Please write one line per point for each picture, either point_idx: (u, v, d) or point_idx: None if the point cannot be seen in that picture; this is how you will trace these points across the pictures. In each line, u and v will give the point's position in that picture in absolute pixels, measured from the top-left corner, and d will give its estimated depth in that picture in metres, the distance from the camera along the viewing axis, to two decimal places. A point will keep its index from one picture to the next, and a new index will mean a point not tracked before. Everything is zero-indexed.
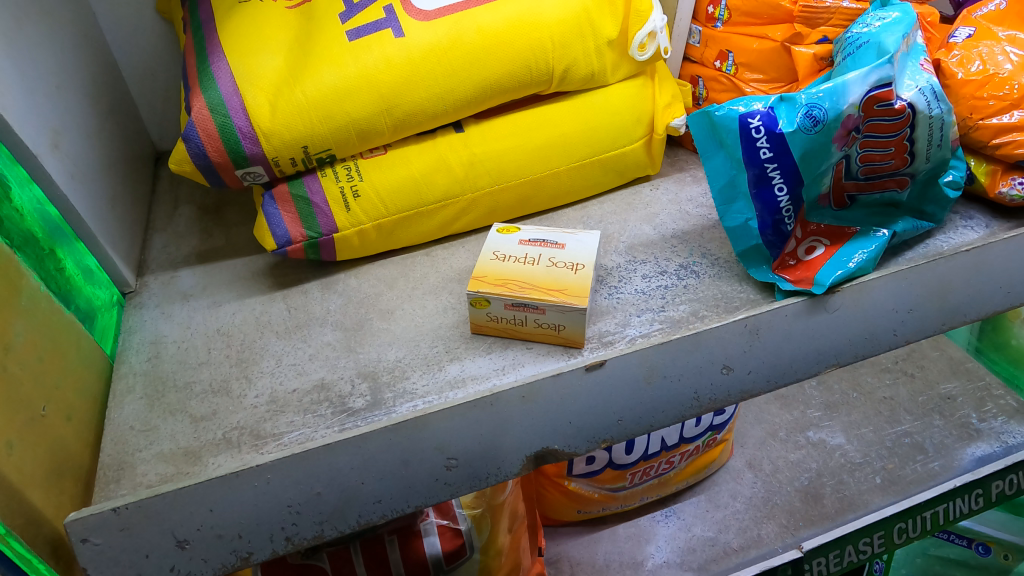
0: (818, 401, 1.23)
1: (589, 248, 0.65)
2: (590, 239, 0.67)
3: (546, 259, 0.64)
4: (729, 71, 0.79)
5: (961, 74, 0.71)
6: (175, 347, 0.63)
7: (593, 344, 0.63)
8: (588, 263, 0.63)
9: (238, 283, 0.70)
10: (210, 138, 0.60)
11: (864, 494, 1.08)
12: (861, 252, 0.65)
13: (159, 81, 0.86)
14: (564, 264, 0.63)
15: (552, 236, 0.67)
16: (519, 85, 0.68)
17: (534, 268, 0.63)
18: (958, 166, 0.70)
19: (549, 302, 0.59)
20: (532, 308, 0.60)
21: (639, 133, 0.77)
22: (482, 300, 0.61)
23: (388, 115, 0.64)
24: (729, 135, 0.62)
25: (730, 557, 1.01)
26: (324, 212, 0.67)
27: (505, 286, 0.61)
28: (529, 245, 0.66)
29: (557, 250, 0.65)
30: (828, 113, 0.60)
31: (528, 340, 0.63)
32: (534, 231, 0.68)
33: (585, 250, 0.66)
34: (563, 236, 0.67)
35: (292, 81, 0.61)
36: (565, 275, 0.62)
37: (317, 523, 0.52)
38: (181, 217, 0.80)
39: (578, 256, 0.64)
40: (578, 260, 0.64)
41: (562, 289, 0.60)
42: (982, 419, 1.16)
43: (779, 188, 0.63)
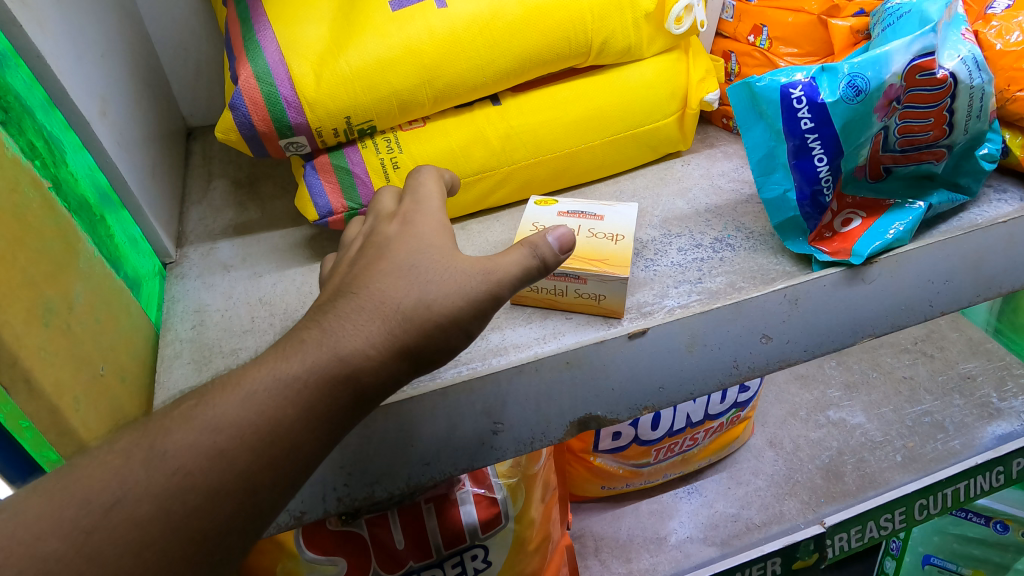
0: (838, 380, 1.24)
1: (627, 219, 0.66)
2: (628, 212, 0.67)
3: (585, 230, 0.65)
4: (763, 46, 0.78)
5: (1001, 45, 0.71)
6: (219, 315, 0.64)
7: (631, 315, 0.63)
8: (628, 234, 0.64)
9: (277, 254, 0.71)
10: (256, 107, 0.60)
11: (885, 472, 1.08)
12: (899, 222, 0.65)
13: (191, 56, 0.86)
14: (604, 235, 0.64)
15: (591, 208, 0.68)
16: (557, 58, 0.68)
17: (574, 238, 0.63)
18: (995, 139, 0.70)
19: (591, 272, 0.59)
20: (573, 279, 0.60)
21: (673, 108, 0.77)
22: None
23: (429, 86, 0.64)
24: (769, 106, 0.63)
25: (753, 532, 1.02)
26: (364, 183, 0.67)
27: None
28: (568, 217, 0.66)
29: (595, 221, 0.66)
30: (870, 82, 0.60)
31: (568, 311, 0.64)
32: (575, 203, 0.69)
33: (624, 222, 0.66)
34: (601, 209, 0.68)
35: (337, 52, 0.62)
36: (605, 246, 0.63)
37: (368, 485, 0.53)
38: (216, 190, 0.81)
39: (617, 227, 0.65)
40: (618, 231, 0.64)
41: (603, 259, 0.61)
42: (1002, 398, 1.16)
43: (819, 159, 0.63)
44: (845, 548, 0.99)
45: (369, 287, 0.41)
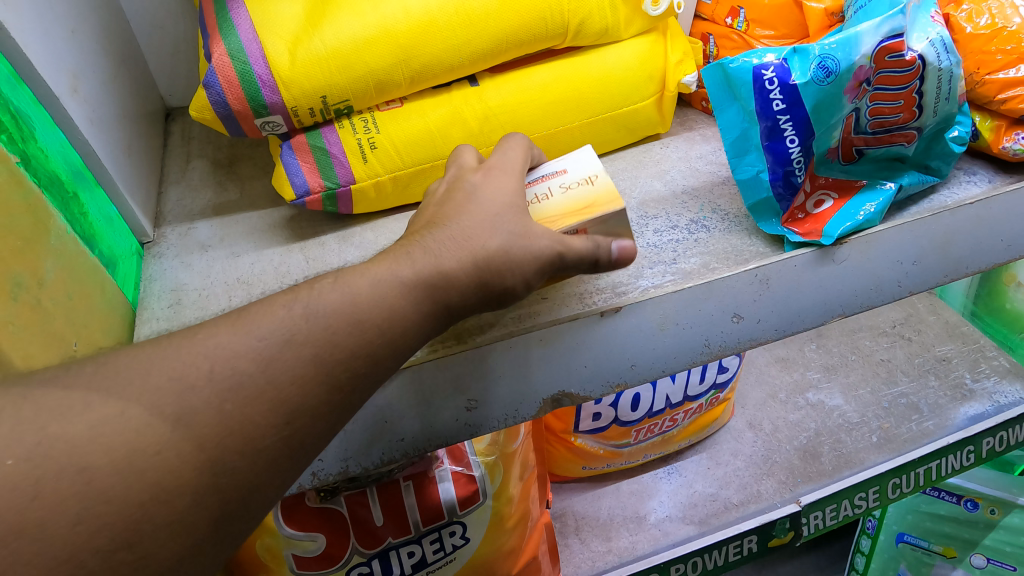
0: (818, 363, 1.25)
1: (588, 156, 0.58)
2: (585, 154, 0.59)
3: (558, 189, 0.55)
4: (740, 28, 0.78)
5: (971, 28, 0.72)
6: (196, 294, 0.64)
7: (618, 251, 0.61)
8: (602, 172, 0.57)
9: (255, 234, 0.71)
10: (230, 85, 0.60)
11: (861, 452, 1.10)
12: (871, 203, 0.67)
13: (169, 36, 0.85)
14: (578, 183, 0.56)
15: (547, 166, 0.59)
16: (534, 39, 0.68)
17: (552, 201, 0.55)
18: (964, 122, 0.71)
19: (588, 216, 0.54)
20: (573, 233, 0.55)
21: (651, 90, 0.78)
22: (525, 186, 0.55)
23: (405, 67, 0.64)
24: (742, 87, 0.63)
25: (731, 511, 1.04)
26: (341, 163, 0.68)
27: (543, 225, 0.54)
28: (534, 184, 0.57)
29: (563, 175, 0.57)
30: (840, 63, 0.61)
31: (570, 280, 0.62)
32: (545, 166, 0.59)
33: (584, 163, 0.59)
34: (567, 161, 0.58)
35: (311, 30, 0.61)
36: (587, 192, 0.55)
37: (342, 459, 0.54)
38: (195, 170, 0.81)
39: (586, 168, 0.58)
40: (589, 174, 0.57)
41: (587, 207, 0.55)
42: (976, 379, 1.18)
43: (791, 140, 0.64)
44: (820, 526, 1.01)
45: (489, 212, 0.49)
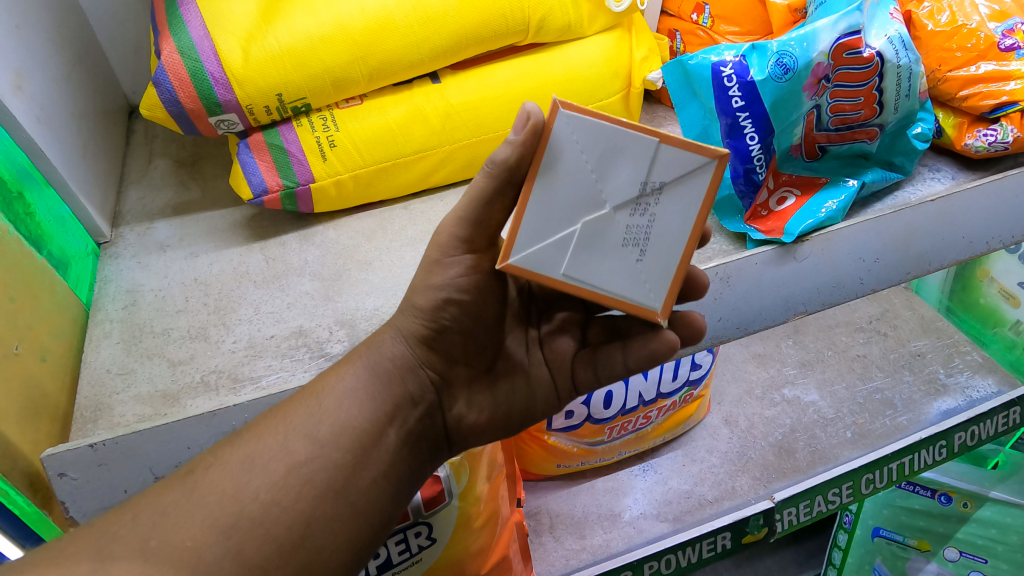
0: (794, 358, 1.25)
1: None
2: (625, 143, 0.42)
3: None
4: (706, 24, 0.78)
5: (931, 25, 0.72)
6: (152, 295, 0.63)
7: (637, 259, 0.43)
8: None
9: (215, 234, 0.70)
10: (181, 83, 0.59)
11: (835, 448, 1.10)
12: (833, 200, 0.67)
13: (129, 31, 0.84)
14: None
15: None
16: (495, 35, 0.68)
17: None
18: (927, 119, 0.71)
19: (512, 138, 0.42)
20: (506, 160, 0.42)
21: (617, 87, 0.77)
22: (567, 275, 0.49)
23: (363, 64, 0.64)
24: (701, 84, 0.63)
25: (705, 508, 1.04)
26: (300, 161, 0.67)
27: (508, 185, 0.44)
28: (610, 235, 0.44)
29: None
30: (798, 60, 0.61)
31: (573, 280, 0.43)
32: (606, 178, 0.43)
33: None
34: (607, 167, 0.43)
35: (264, 27, 0.61)
36: None
37: None
38: (157, 169, 0.80)
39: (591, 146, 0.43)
40: None
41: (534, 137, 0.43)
42: (950, 374, 1.19)
43: (751, 137, 0.64)
44: (794, 522, 0.98)
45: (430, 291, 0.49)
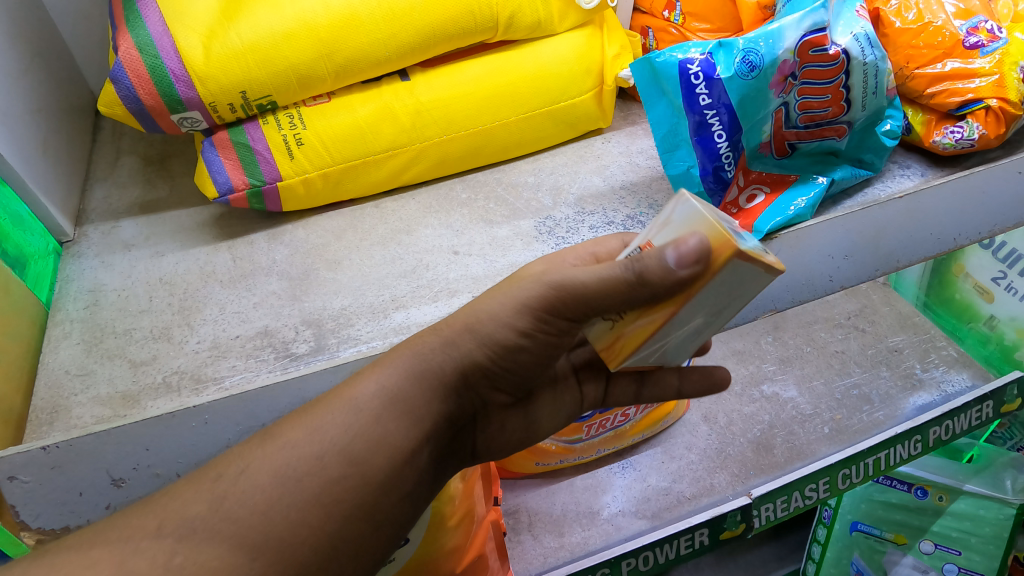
0: (774, 356, 1.24)
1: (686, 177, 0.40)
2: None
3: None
4: (677, 21, 0.78)
5: (899, 23, 0.72)
6: (115, 295, 0.62)
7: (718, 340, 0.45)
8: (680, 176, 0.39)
9: (182, 233, 0.69)
10: (140, 80, 0.59)
11: (813, 444, 1.10)
12: (802, 198, 0.67)
13: (92, 26, 0.83)
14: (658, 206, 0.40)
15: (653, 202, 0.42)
16: (464, 32, 0.67)
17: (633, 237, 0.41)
18: (896, 116, 0.72)
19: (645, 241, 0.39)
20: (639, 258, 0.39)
21: (589, 85, 0.77)
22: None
23: (329, 60, 0.63)
24: (669, 81, 0.63)
25: (683, 505, 1.02)
26: (266, 160, 0.67)
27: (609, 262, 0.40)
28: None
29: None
30: (764, 58, 0.61)
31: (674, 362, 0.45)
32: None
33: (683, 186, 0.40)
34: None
35: (226, 24, 0.60)
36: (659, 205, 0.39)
37: None
38: (123, 167, 0.79)
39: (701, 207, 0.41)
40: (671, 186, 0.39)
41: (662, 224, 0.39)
42: (925, 368, 1.19)
43: (719, 135, 0.64)
44: (771, 518, 0.97)
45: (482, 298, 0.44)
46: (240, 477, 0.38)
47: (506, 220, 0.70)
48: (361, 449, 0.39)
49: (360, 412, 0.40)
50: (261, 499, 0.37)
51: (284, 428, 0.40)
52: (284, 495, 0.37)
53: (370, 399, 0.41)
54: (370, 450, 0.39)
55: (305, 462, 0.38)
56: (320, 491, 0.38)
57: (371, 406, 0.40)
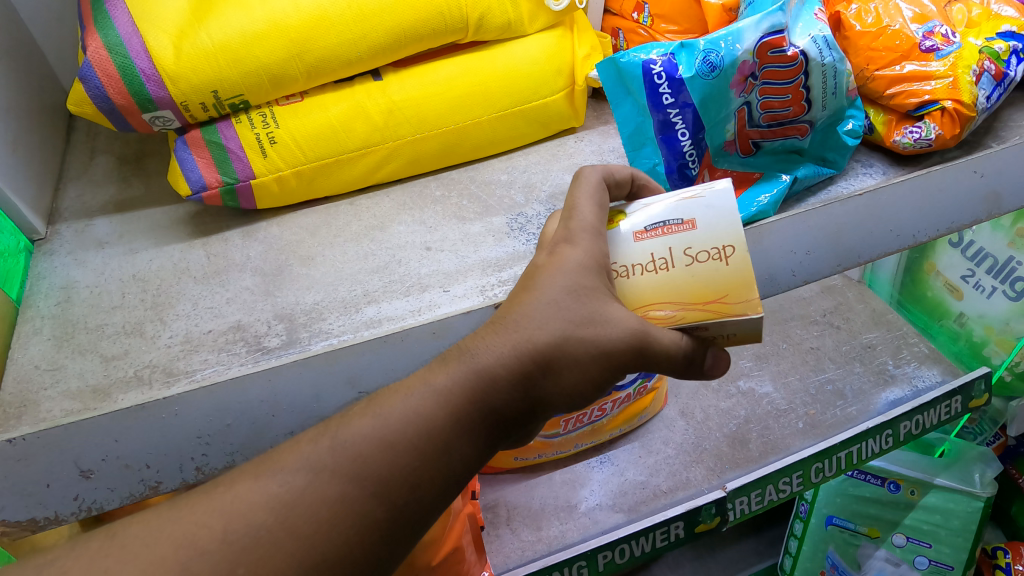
0: (749, 351, 1.16)
1: (726, 216, 0.48)
2: (723, 197, 0.48)
3: (678, 252, 0.48)
4: (646, 23, 0.80)
5: (858, 26, 0.76)
6: (87, 291, 0.63)
7: None
8: (738, 244, 0.47)
9: (156, 231, 0.70)
10: (110, 79, 0.61)
11: (787, 438, 1.03)
12: (766, 194, 0.69)
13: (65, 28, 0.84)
14: (707, 254, 0.47)
15: (675, 213, 0.49)
16: (434, 33, 0.70)
17: (674, 274, 0.47)
18: (857, 116, 0.73)
19: (710, 321, 0.47)
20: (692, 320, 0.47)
21: (560, 85, 0.79)
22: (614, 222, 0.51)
23: (300, 60, 0.65)
24: (633, 81, 0.65)
25: (659, 499, 0.98)
26: (238, 158, 0.69)
27: (653, 307, 0.47)
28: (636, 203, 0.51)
29: (688, 233, 0.48)
30: (724, 58, 0.63)
31: None
32: (679, 207, 0.49)
33: (721, 223, 0.48)
34: (691, 205, 0.49)
35: (196, 24, 0.62)
36: (714, 272, 0.47)
37: (229, 453, 0.52)
38: (98, 166, 0.80)
39: (720, 236, 0.47)
40: (724, 242, 0.47)
41: (719, 297, 0.47)
42: (898, 365, 1.10)
43: (682, 133, 0.66)
44: (746, 511, 0.93)
45: (550, 313, 0.42)
46: (305, 488, 0.36)
47: (479, 217, 0.71)
48: (426, 476, 0.38)
49: (431, 438, 0.38)
50: (324, 516, 0.35)
51: (352, 435, 0.38)
52: (348, 518, 0.36)
53: (441, 424, 0.39)
54: (437, 477, 0.38)
55: (370, 483, 0.37)
56: (386, 516, 0.37)
57: (440, 436, 0.38)
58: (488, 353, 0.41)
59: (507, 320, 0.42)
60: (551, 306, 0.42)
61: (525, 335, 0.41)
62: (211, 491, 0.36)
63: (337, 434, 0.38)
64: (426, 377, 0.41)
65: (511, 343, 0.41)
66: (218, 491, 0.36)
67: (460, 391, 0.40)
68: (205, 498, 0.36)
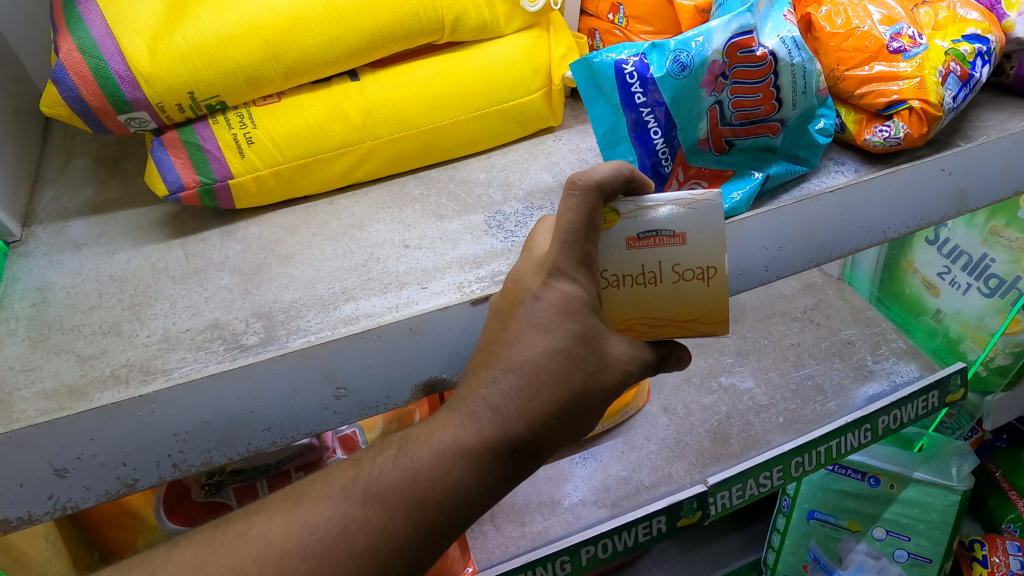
0: (731, 348, 1.17)
1: (715, 233, 0.49)
2: (713, 213, 0.49)
3: (668, 268, 0.49)
4: (621, 24, 0.82)
5: (829, 27, 0.77)
6: (64, 292, 0.64)
7: None
8: (720, 264, 0.50)
9: (134, 232, 0.71)
10: (84, 81, 0.61)
11: (767, 433, 1.03)
12: (738, 191, 0.70)
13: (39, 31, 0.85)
14: (692, 273, 0.49)
15: (666, 224, 0.49)
16: (410, 34, 0.71)
17: (660, 291, 0.50)
18: (828, 115, 0.75)
19: (686, 335, 0.52)
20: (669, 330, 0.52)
21: (537, 84, 0.80)
22: (609, 222, 0.49)
23: (276, 62, 0.66)
24: (606, 81, 0.66)
25: (642, 494, 0.97)
26: (216, 158, 0.69)
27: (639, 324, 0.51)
28: (627, 199, 0.49)
29: (678, 249, 0.49)
30: (693, 58, 0.65)
31: None
32: (672, 216, 0.49)
33: (709, 240, 0.49)
34: (684, 217, 0.49)
35: (171, 27, 0.64)
36: (695, 293, 0.50)
37: (205, 450, 0.53)
38: (75, 168, 0.80)
39: (707, 256, 0.49)
40: (709, 262, 0.49)
41: (699, 317, 0.51)
42: (877, 361, 1.11)
43: (655, 132, 0.67)
44: (727, 506, 0.91)
45: (568, 374, 0.45)
46: (334, 536, 0.41)
47: (457, 215, 0.72)
48: (445, 530, 0.42)
49: (455, 496, 0.42)
50: (349, 567, 0.40)
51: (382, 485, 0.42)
52: (369, 567, 0.40)
53: (467, 484, 0.42)
54: (456, 530, 0.43)
55: (394, 538, 0.41)
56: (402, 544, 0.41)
57: (466, 496, 0.42)
58: (515, 416, 0.44)
59: (531, 374, 0.45)
60: (570, 365, 0.45)
61: (549, 397, 0.44)
62: (246, 534, 0.41)
63: (373, 485, 0.42)
64: (456, 432, 0.43)
65: (535, 403, 0.44)
66: (254, 536, 0.41)
67: (488, 452, 0.43)
68: (240, 542, 0.41)
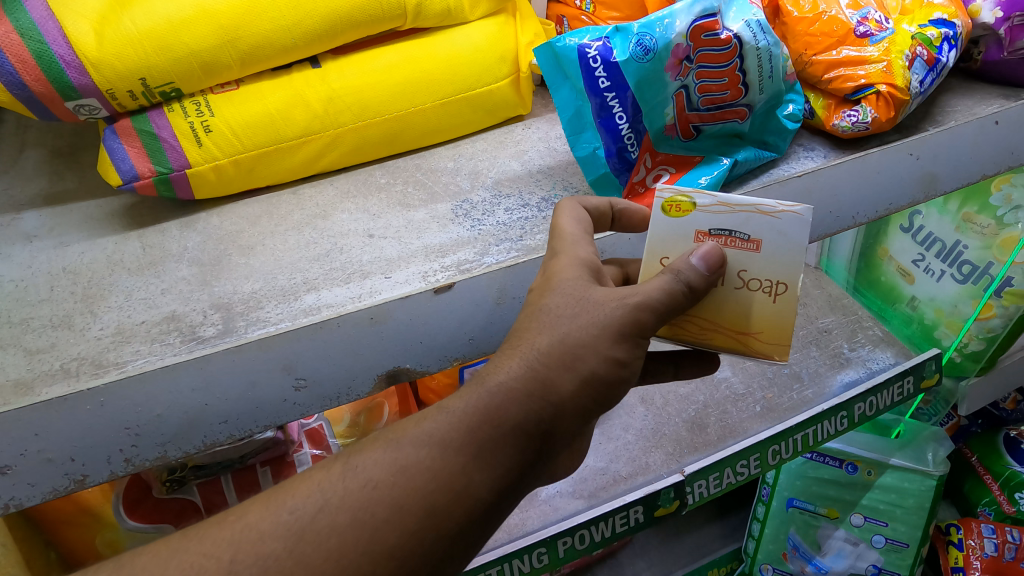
0: None
1: (794, 246, 0.49)
2: (796, 229, 0.49)
3: (734, 272, 0.50)
4: (588, 10, 0.82)
5: (796, 12, 0.77)
6: (13, 285, 0.62)
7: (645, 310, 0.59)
8: (791, 283, 0.50)
9: (89, 223, 0.69)
10: (25, 66, 0.59)
11: (745, 422, 1.03)
12: (705, 176, 0.69)
13: None
14: (760, 284, 0.50)
15: (744, 223, 0.50)
16: (370, 19, 0.70)
17: (724, 292, 0.51)
18: (797, 99, 0.75)
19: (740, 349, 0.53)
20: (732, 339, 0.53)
21: (504, 72, 0.78)
22: (682, 209, 0.51)
23: (231, 48, 0.65)
24: (570, 66, 0.66)
25: (619, 484, 0.96)
26: (172, 147, 0.68)
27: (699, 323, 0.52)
28: (709, 194, 0.50)
29: (750, 254, 0.50)
30: (657, 41, 0.64)
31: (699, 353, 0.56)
32: (753, 219, 0.50)
33: (784, 252, 0.50)
34: (764, 224, 0.50)
35: (119, 12, 0.63)
36: (759, 303, 0.51)
37: (159, 444, 0.52)
38: (29, 159, 0.78)
39: (778, 271, 0.50)
40: (781, 277, 0.50)
41: (754, 333, 0.52)
42: (852, 348, 1.10)
43: (619, 117, 0.67)
44: (705, 495, 0.90)
45: (559, 326, 0.44)
46: (316, 514, 0.39)
47: (423, 204, 0.71)
48: (440, 500, 0.39)
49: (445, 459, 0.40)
50: (334, 542, 0.38)
51: (364, 461, 0.41)
52: (358, 541, 0.38)
53: (457, 441, 0.40)
54: (450, 499, 0.39)
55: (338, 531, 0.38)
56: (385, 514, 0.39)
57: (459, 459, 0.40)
58: (501, 373, 0.43)
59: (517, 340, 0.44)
60: (559, 319, 0.45)
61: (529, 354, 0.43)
62: (224, 521, 0.40)
63: (324, 475, 0.41)
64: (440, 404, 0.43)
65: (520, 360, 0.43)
66: (231, 521, 0.39)
67: (473, 410, 0.41)
68: (217, 529, 0.39)
